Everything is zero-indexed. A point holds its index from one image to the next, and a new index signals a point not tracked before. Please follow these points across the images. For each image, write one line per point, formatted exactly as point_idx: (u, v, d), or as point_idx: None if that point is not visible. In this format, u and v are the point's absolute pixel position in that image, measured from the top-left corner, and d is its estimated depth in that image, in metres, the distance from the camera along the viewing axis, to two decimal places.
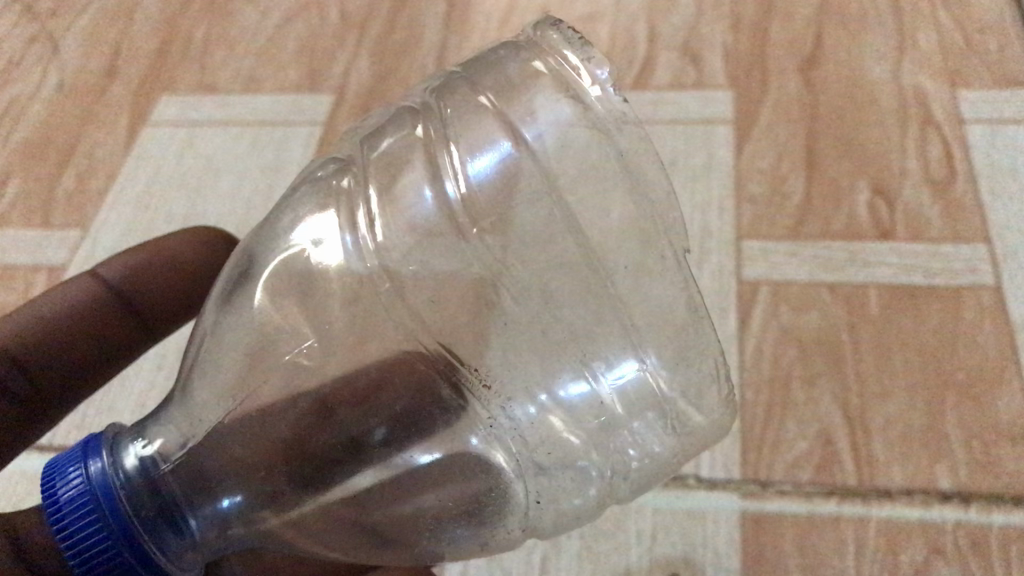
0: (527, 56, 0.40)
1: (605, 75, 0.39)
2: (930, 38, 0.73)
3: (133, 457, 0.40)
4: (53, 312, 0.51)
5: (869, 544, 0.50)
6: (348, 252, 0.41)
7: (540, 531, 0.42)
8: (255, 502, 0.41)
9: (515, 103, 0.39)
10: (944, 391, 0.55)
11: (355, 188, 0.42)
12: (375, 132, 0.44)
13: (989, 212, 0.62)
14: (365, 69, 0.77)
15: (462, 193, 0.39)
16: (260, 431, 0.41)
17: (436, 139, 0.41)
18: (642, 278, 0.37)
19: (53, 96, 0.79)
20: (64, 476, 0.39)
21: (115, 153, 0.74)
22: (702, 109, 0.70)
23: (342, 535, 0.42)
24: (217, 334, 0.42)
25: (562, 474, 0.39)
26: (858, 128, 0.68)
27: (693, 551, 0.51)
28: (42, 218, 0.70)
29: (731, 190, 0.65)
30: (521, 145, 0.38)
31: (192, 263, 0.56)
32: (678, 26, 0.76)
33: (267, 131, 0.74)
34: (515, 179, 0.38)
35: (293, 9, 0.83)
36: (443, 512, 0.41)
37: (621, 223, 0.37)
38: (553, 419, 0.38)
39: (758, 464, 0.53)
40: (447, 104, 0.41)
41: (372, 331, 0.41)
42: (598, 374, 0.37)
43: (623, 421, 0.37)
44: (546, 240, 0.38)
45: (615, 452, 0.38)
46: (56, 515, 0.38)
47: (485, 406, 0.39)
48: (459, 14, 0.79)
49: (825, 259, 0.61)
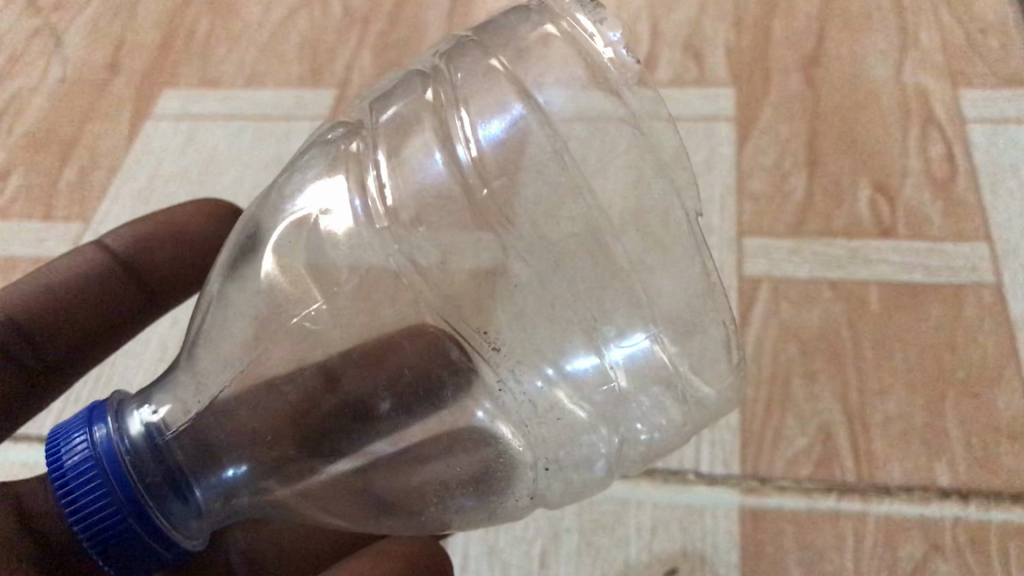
0: (539, 19, 0.41)
1: (617, 37, 0.40)
2: (932, 37, 0.73)
3: (138, 423, 0.41)
4: (59, 282, 0.52)
5: (869, 540, 0.50)
6: (358, 216, 0.41)
7: (549, 502, 0.42)
8: (262, 471, 0.42)
9: (527, 67, 0.40)
10: (944, 387, 0.55)
11: (366, 151, 0.42)
12: (384, 96, 0.44)
13: (989, 211, 0.63)
14: (368, 63, 0.77)
15: (473, 155, 0.39)
16: (269, 403, 0.42)
17: (447, 103, 0.40)
18: (652, 240, 0.37)
19: (55, 89, 0.79)
20: (68, 442, 0.40)
21: (117, 146, 0.74)
22: (703, 107, 0.70)
23: (349, 506, 0.42)
24: (224, 299, 0.43)
25: (570, 446, 0.39)
26: (860, 126, 0.68)
27: (693, 546, 0.51)
28: (44, 210, 0.70)
29: (732, 187, 0.66)
30: (533, 108, 0.39)
31: (197, 234, 0.55)
32: (681, 23, 0.76)
33: (270, 124, 0.74)
34: (522, 150, 0.39)
35: (296, 3, 0.83)
36: (451, 481, 0.41)
37: (629, 184, 0.38)
38: (559, 393, 0.39)
39: (758, 459, 0.53)
40: (457, 67, 0.41)
41: (380, 297, 0.41)
42: (610, 344, 0.37)
43: (630, 394, 0.38)
44: (556, 204, 0.38)
45: (623, 424, 0.39)
46: (61, 480, 0.39)
47: (495, 371, 0.40)
48: (462, 9, 0.79)
49: (825, 256, 0.61)
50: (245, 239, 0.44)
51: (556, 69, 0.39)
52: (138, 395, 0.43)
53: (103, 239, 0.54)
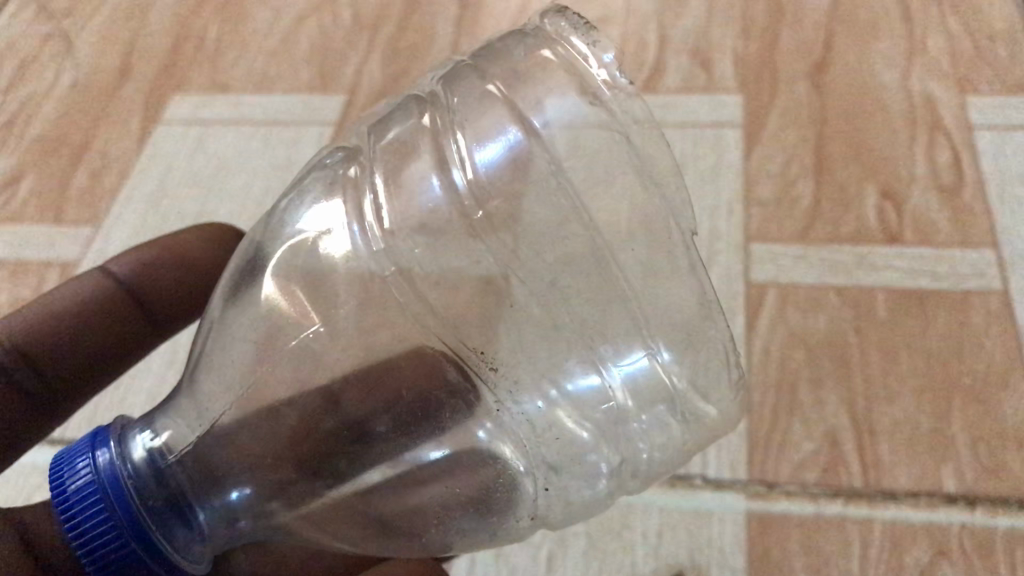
0: (536, 42, 0.41)
1: (611, 59, 0.40)
2: (940, 44, 0.73)
3: (141, 449, 0.41)
4: (63, 308, 0.52)
5: (875, 545, 0.51)
6: (354, 240, 0.42)
7: (549, 522, 0.43)
8: (265, 493, 0.42)
9: (525, 90, 0.40)
10: (951, 394, 0.56)
11: (362, 175, 0.43)
12: (381, 122, 0.45)
13: (997, 218, 0.63)
14: (378, 69, 0.77)
15: (469, 180, 0.40)
16: (269, 427, 0.42)
17: (443, 130, 0.41)
18: (653, 266, 0.38)
19: (67, 95, 0.80)
20: (72, 468, 0.40)
21: (129, 151, 0.75)
22: (711, 114, 0.71)
23: (354, 529, 0.42)
24: (224, 324, 0.43)
25: (571, 468, 0.40)
26: (868, 133, 0.68)
27: (699, 551, 0.51)
28: (55, 214, 0.71)
29: (740, 193, 0.66)
30: (530, 134, 0.40)
31: (199, 262, 0.56)
32: (689, 29, 0.77)
33: (279, 129, 0.74)
34: (525, 169, 0.39)
35: (306, 9, 0.84)
36: (451, 502, 0.41)
37: (629, 210, 0.39)
38: (561, 413, 0.39)
39: (765, 465, 0.54)
40: (455, 92, 0.42)
41: (379, 320, 0.42)
42: (609, 365, 0.38)
43: (632, 413, 0.38)
44: (554, 231, 0.39)
45: (625, 443, 0.39)
46: (64, 505, 0.40)
47: (493, 391, 0.40)
48: (471, 14, 0.80)
49: (833, 262, 0.62)
50: (246, 260, 0.45)
51: (553, 92, 0.40)
52: (141, 419, 0.44)
53: (108, 264, 0.55)
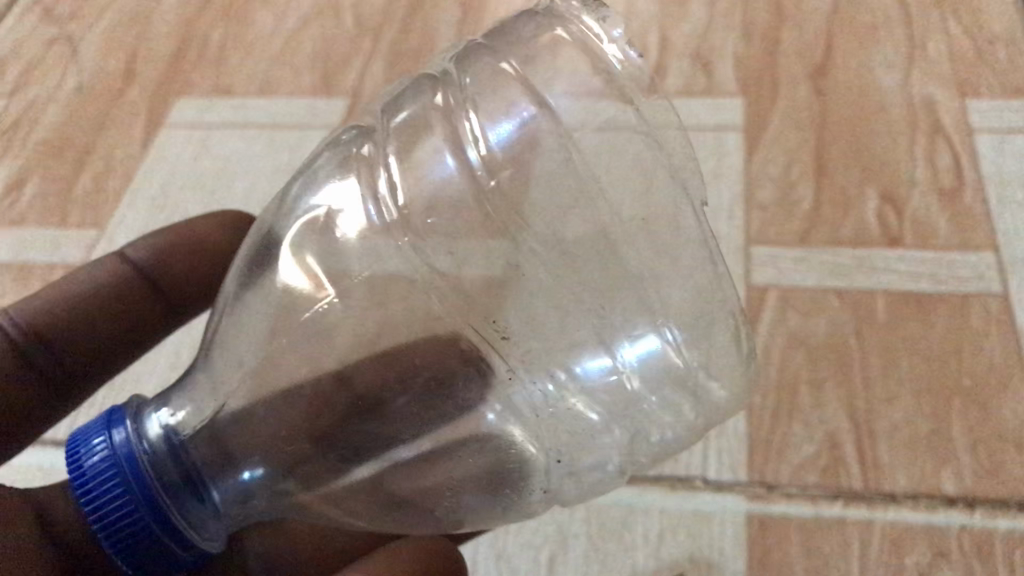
0: (546, 22, 0.42)
1: (620, 34, 0.41)
2: (940, 47, 0.73)
3: (157, 426, 0.42)
4: (80, 291, 0.53)
5: (875, 546, 0.51)
6: (370, 217, 0.42)
7: (562, 497, 0.43)
8: (280, 473, 0.43)
9: (537, 69, 0.41)
10: (951, 396, 0.56)
11: (376, 153, 0.43)
12: (395, 100, 0.44)
13: (997, 221, 0.63)
14: (380, 72, 0.78)
15: (484, 157, 0.40)
16: (283, 409, 0.43)
17: (455, 106, 0.42)
18: (665, 243, 0.39)
19: (72, 98, 0.80)
20: (89, 445, 0.41)
21: (133, 154, 0.75)
22: (712, 117, 0.71)
23: (368, 508, 0.43)
24: (239, 302, 0.44)
25: (583, 446, 0.40)
26: (868, 136, 0.69)
27: (700, 552, 0.52)
28: (59, 217, 0.71)
29: (741, 197, 0.66)
30: (544, 110, 0.40)
31: (213, 246, 0.56)
32: (690, 33, 0.77)
33: (283, 133, 0.75)
34: (539, 145, 0.40)
35: (309, 14, 0.84)
36: (464, 479, 0.42)
37: (644, 185, 0.40)
38: (569, 396, 0.39)
39: (765, 466, 0.54)
40: (467, 70, 0.42)
41: (392, 297, 0.42)
42: (619, 349, 0.38)
43: (641, 395, 0.39)
44: (568, 208, 0.40)
45: (635, 422, 0.40)
46: (80, 481, 0.40)
47: (506, 363, 0.41)
48: (472, 18, 0.80)
49: (833, 265, 0.62)
50: (259, 239, 0.45)
51: (566, 72, 0.41)
52: (157, 398, 0.44)
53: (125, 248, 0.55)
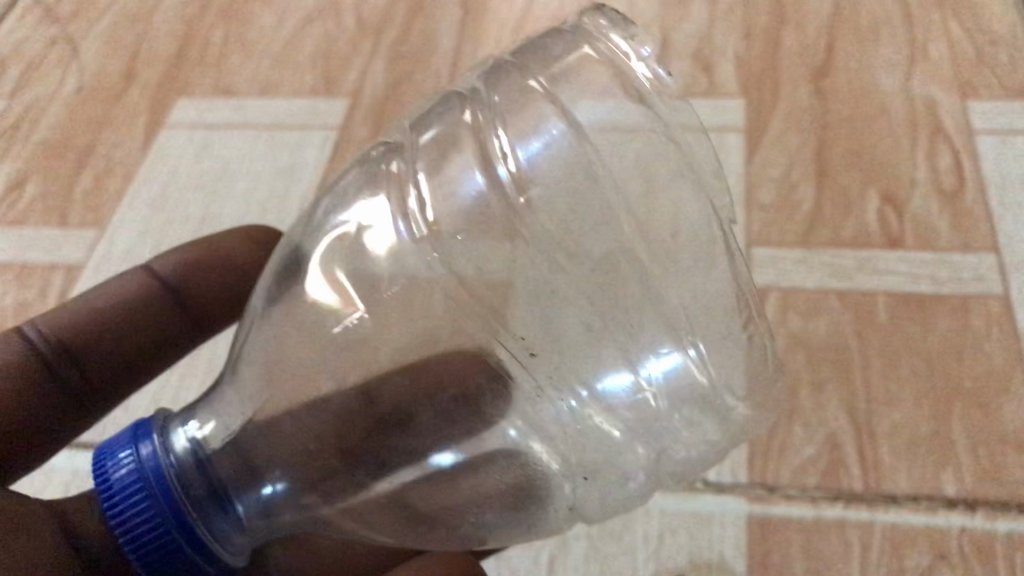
0: (575, 39, 0.43)
1: (645, 55, 0.43)
2: (941, 48, 0.73)
3: (183, 440, 0.42)
4: (107, 305, 0.53)
5: (875, 547, 0.51)
6: (399, 234, 0.42)
7: (585, 514, 0.44)
8: (304, 488, 0.43)
9: (564, 88, 0.42)
10: (952, 398, 0.56)
11: (406, 170, 0.43)
12: (425, 118, 0.45)
13: (998, 222, 0.63)
14: (381, 73, 0.78)
15: (513, 174, 0.41)
16: (311, 425, 0.43)
17: (485, 125, 0.42)
18: (689, 260, 0.40)
19: (72, 98, 0.80)
20: (115, 459, 0.41)
21: (133, 155, 0.75)
22: (713, 118, 0.71)
23: (391, 523, 0.43)
24: (268, 315, 0.44)
25: (608, 463, 0.41)
26: (870, 137, 0.69)
27: (700, 554, 0.52)
28: (60, 217, 0.71)
29: (742, 198, 0.66)
30: (570, 128, 0.41)
31: (237, 261, 0.56)
32: (690, 34, 0.77)
33: (283, 133, 0.75)
34: (564, 163, 0.41)
35: (310, 14, 0.84)
36: (489, 495, 0.42)
37: (669, 202, 0.41)
38: (592, 414, 0.41)
39: (766, 468, 0.54)
40: (496, 88, 0.43)
41: (420, 310, 0.42)
42: (641, 365, 0.39)
43: (665, 412, 0.40)
44: (596, 225, 0.41)
45: (660, 440, 0.41)
46: (107, 495, 0.40)
47: (531, 378, 0.42)
48: (473, 19, 0.80)
49: (834, 267, 0.62)
50: (287, 255, 0.45)
51: (597, 91, 0.42)
52: (182, 413, 0.44)
53: (150, 263, 0.55)
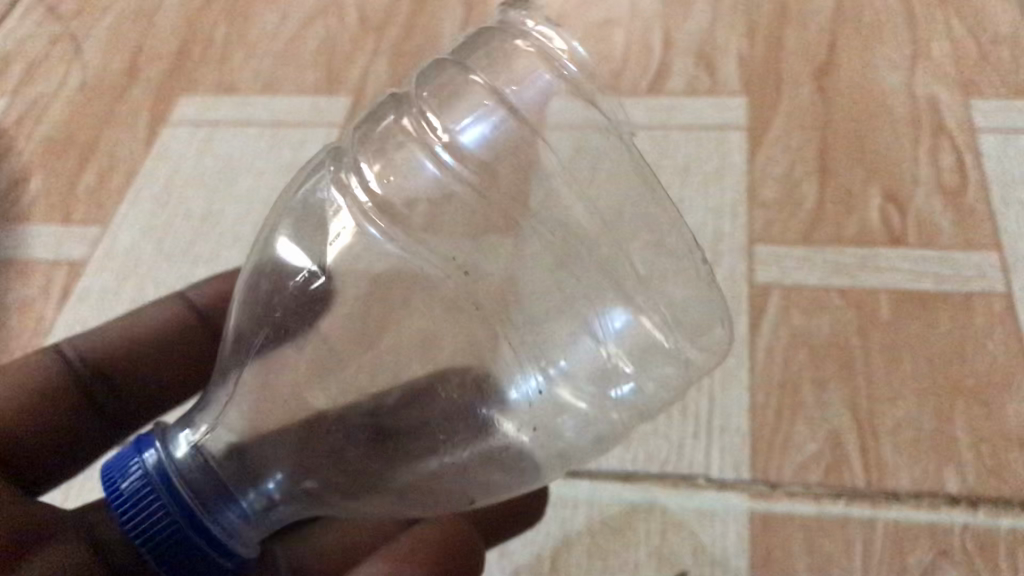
0: (501, 32, 0.42)
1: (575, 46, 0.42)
2: (944, 47, 0.73)
3: (184, 444, 0.41)
4: (142, 333, 0.53)
5: (878, 544, 0.51)
6: (358, 231, 0.41)
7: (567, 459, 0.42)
8: (295, 476, 0.42)
9: (501, 77, 0.40)
10: (954, 396, 0.56)
11: (346, 174, 0.42)
12: (362, 119, 0.43)
13: (1000, 220, 0.63)
14: (383, 71, 0.78)
15: (461, 160, 0.40)
16: (276, 409, 0.41)
17: (421, 122, 0.40)
18: (638, 223, 0.39)
19: (75, 95, 0.80)
20: (123, 471, 0.40)
21: (136, 151, 0.75)
22: (715, 116, 0.71)
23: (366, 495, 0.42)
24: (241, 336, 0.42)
25: (579, 426, 0.40)
26: (872, 136, 0.69)
27: (702, 551, 0.52)
28: (63, 214, 0.71)
29: (744, 196, 0.66)
30: (513, 114, 0.40)
31: None
32: (693, 32, 0.77)
33: (285, 130, 0.75)
34: (516, 148, 0.40)
35: (313, 12, 0.84)
36: (465, 465, 0.40)
37: (614, 171, 0.41)
38: (558, 390, 0.39)
39: (768, 464, 0.54)
40: (428, 84, 0.41)
41: (387, 308, 0.41)
42: (598, 330, 0.38)
43: (621, 368, 0.38)
44: (549, 203, 0.40)
45: (621, 395, 0.39)
46: (118, 504, 0.40)
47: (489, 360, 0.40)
48: (476, 17, 0.80)
49: (836, 264, 0.62)
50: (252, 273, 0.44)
51: (528, 76, 0.41)
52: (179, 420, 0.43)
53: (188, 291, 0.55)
